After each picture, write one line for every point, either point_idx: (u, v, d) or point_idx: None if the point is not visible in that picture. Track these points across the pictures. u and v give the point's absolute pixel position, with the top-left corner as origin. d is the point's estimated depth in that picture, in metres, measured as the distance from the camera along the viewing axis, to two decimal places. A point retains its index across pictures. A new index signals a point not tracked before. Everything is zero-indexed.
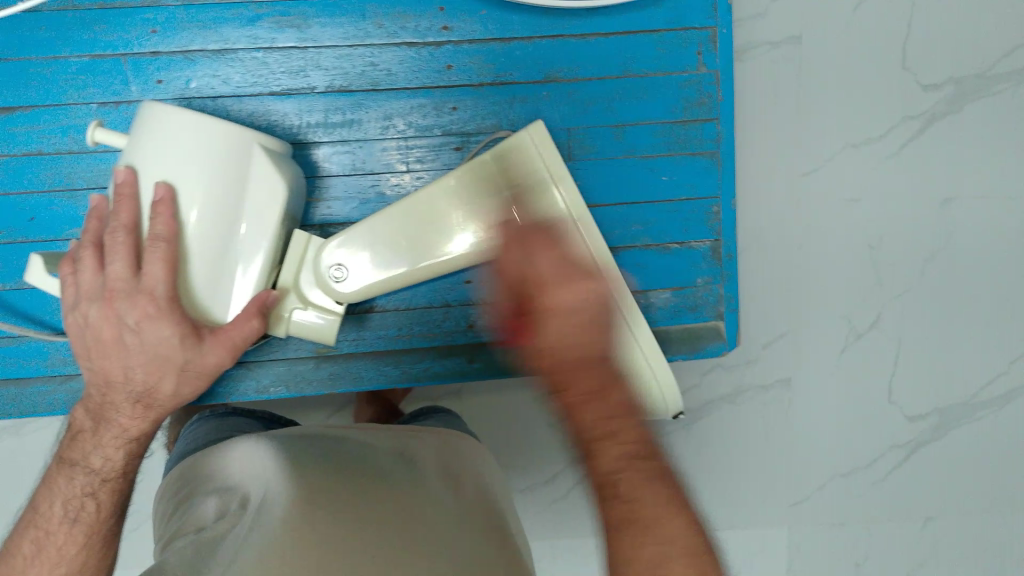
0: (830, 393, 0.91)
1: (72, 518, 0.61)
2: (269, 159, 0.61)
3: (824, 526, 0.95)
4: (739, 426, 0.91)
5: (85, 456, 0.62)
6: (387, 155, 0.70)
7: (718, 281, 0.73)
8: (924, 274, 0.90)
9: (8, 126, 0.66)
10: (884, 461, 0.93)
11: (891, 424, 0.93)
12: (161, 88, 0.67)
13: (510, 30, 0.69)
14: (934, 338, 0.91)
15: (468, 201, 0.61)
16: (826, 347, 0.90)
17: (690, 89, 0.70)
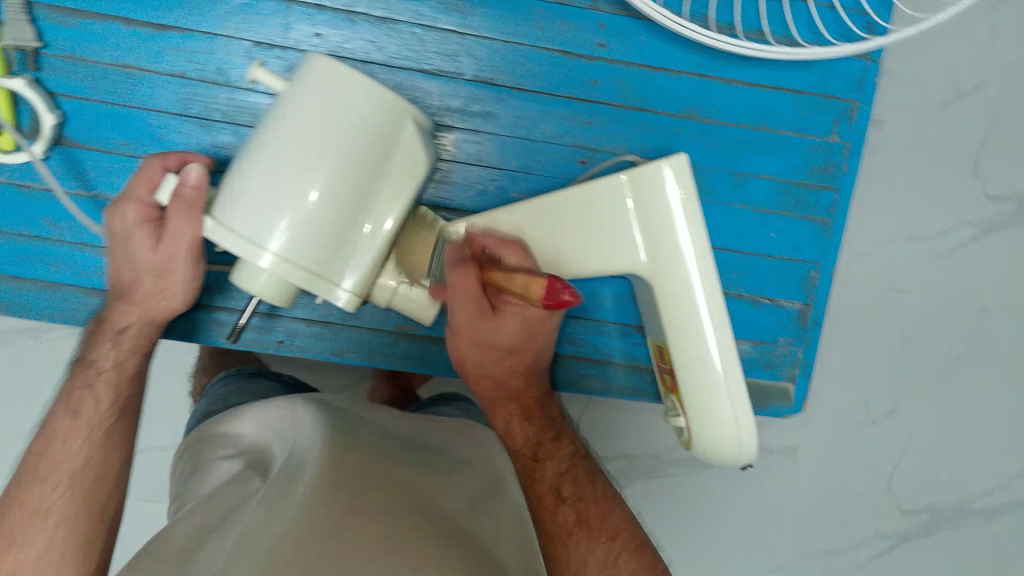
0: (830, 472, 0.97)
1: (75, 410, 0.64)
2: (418, 135, 0.62)
3: None
4: (734, 484, 0.96)
5: (85, 353, 0.66)
6: (513, 152, 0.71)
7: (798, 344, 0.75)
8: (945, 376, 0.95)
9: (159, 44, 0.67)
10: (866, 547, 0.98)
11: (883, 514, 0.98)
12: (317, 41, 0.67)
13: (662, 60, 0.70)
14: (940, 440, 0.97)
15: (593, 216, 0.63)
16: (838, 427, 0.95)
17: (818, 155, 0.72)
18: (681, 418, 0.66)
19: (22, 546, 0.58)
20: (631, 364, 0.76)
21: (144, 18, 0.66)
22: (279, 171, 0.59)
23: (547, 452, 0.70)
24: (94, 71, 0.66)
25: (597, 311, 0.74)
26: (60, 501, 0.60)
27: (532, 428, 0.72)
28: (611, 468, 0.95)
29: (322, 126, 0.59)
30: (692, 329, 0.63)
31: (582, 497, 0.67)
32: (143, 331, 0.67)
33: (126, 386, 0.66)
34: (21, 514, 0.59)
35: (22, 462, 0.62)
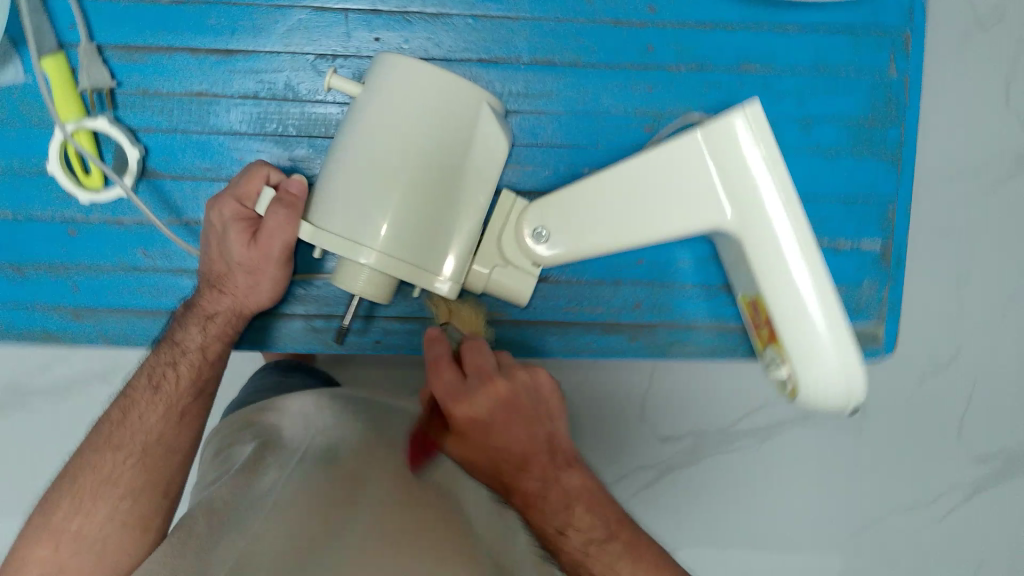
0: (900, 425, 0.94)
1: (155, 388, 0.67)
2: (496, 118, 0.64)
3: (878, 560, 0.97)
4: (803, 448, 0.95)
5: (173, 335, 0.68)
6: (577, 129, 0.72)
7: (882, 286, 0.76)
8: (1003, 314, 0.92)
9: (227, 67, 0.69)
10: (945, 499, 0.96)
11: (956, 462, 0.95)
12: (378, 45, 0.69)
13: (713, 16, 0.72)
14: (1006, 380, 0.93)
15: (671, 177, 0.64)
16: (903, 376, 0.93)
17: (879, 91, 0.74)
18: (783, 368, 0.67)
19: (89, 509, 0.61)
20: (719, 324, 0.76)
21: (209, 45, 0.68)
22: (370, 167, 0.61)
23: (569, 521, 0.60)
24: (169, 102, 0.69)
25: (676, 277, 0.75)
26: (125, 473, 0.63)
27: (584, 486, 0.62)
28: (679, 448, 0.94)
29: (407, 118, 0.61)
30: (784, 272, 0.64)
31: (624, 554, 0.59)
32: (230, 320, 0.69)
33: (206, 373, 0.68)
34: (92, 475, 0.63)
35: (100, 428, 0.66)
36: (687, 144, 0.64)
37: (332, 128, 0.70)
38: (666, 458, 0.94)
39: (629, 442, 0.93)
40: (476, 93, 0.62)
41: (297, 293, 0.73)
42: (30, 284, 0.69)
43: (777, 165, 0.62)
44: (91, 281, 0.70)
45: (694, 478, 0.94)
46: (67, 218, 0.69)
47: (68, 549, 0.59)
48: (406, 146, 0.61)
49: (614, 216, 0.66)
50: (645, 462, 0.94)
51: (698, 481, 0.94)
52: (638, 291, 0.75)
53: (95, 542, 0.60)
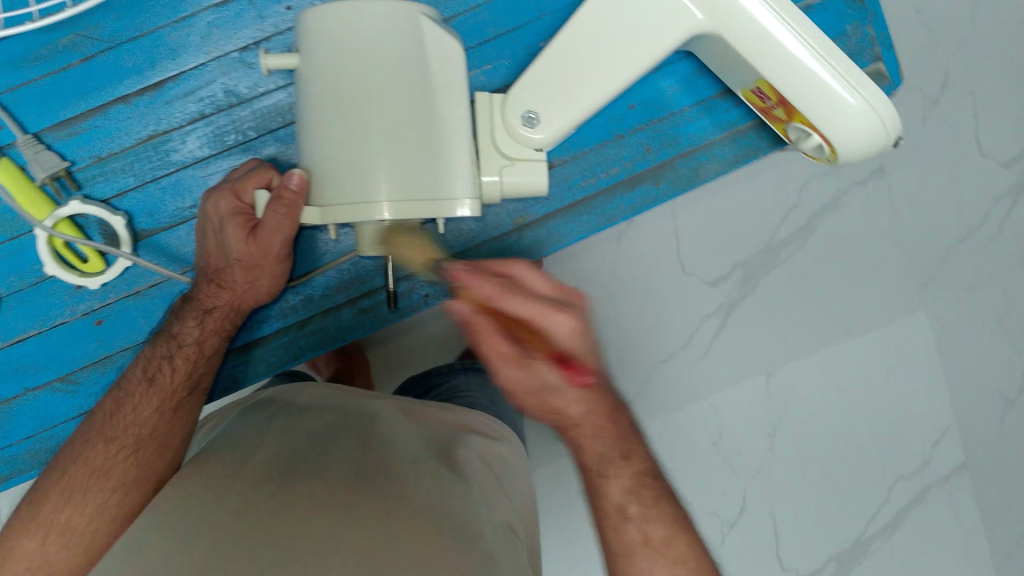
0: (925, 167, 0.97)
1: (150, 381, 0.64)
2: (436, 25, 0.61)
3: (957, 296, 0.99)
4: (847, 227, 0.96)
5: (170, 329, 0.66)
6: (517, 9, 0.70)
7: (866, 22, 0.74)
8: (974, 22, 0.95)
9: (164, 99, 0.67)
10: (997, 213, 0.98)
11: (991, 175, 0.97)
12: (292, 13, 0.67)
13: None
14: (1002, 83, 0.96)
15: (634, 5, 0.63)
16: (908, 119, 0.96)
17: None
18: (817, 135, 0.67)
19: (78, 501, 0.58)
20: (730, 130, 0.74)
21: (137, 86, 0.66)
22: (347, 126, 0.59)
23: (616, 465, 0.58)
24: (127, 158, 0.67)
25: (672, 104, 0.73)
26: (119, 466, 0.60)
27: (610, 437, 0.57)
28: (730, 286, 0.96)
29: (359, 67, 0.59)
30: (777, 46, 0.63)
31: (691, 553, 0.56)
32: (230, 316, 0.67)
33: (201, 367, 0.66)
34: (83, 469, 0.60)
35: (92, 422, 0.63)
36: None
37: (288, 113, 0.68)
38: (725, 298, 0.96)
39: (682, 297, 0.96)
40: (408, 11, 0.60)
41: (332, 282, 0.71)
42: (85, 387, 0.69)
43: None
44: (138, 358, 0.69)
45: (759, 302, 0.96)
46: (87, 311, 0.68)
47: (56, 543, 0.57)
48: (367, 89, 0.59)
49: (591, 68, 0.64)
50: (706, 309, 0.96)
51: (764, 302, 0.96)
52: (642, 135, 0.73)
53: (84, 534, 0.58)
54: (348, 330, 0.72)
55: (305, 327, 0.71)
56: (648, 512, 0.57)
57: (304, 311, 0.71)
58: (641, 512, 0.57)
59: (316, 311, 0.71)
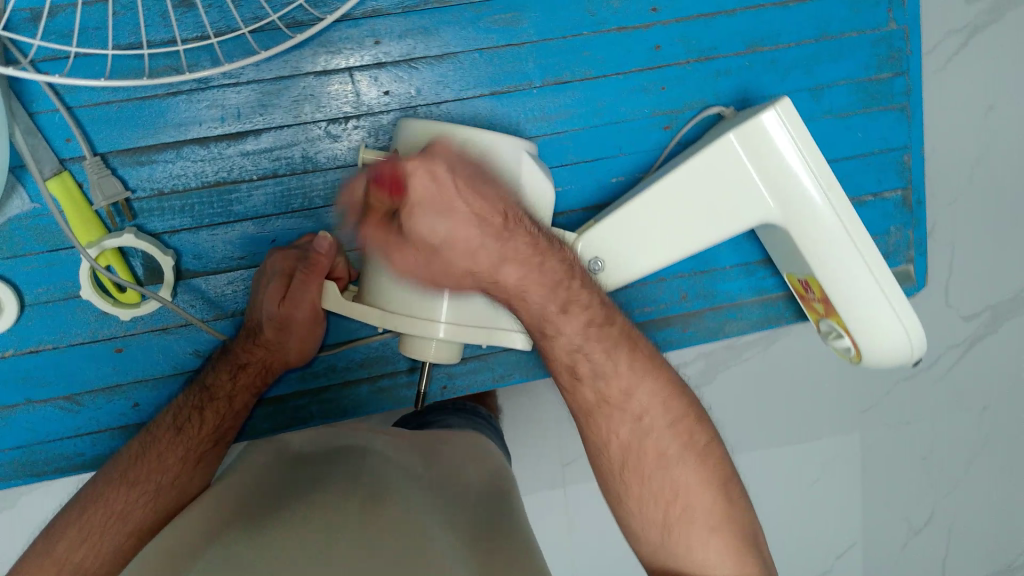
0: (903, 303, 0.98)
1: (177, 430, 0.64)
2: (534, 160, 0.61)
3: (891, 428, 1.04)
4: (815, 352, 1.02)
5: (202, 379, 0.67)
6: (598, 141, 0.72)
7: (908, 227, 0.78)
8: (969, 182, 0.95)
9: (241, 151, 0.66)
10: (944, 359, 1.02)
11: (950, 325, 1.00)
12: (389, 99, 0.67)
13: (715, 4, 0.71)
14: (984, 240, 0.97)
15: (719, 181, 0.65)
16: None
17: (882, 46, 0.74)
18: (846, 338, 0.69)
19: (94, 540, 0.58)
20: (763, 296, 0.77)
21: (217, 132, 0.65)
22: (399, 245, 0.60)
23: (557, 321, 0.57)
24: (189, 198, 0.66)
25: (718, 260, 0.76)
26: (139, 509, 0.60)
27: (548, 292, 0.55)
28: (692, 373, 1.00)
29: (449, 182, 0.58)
30: (838, 254, 0.65)
31: (662, 422, 0.57)
32: (259, 374, 0.68)
33: (228, 420, 0.67)
34: (103, 510, 0.59)
35: (116, 461, 0.63)
36: (723, 149, 0.64)
37: None
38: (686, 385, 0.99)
39: None
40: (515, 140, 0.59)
41: (359, 357, 0.71)
42: (90, 410, 0.68)
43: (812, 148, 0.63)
44: (149, 393, 0.69)
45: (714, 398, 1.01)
46: (108, 336, 0.67)
47: None
48: None
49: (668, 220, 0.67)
50: None
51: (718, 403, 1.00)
52: (682, 283, 0.76)
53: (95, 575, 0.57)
54: (364, 404, 0.72)
55: (320, 395, 0.72)
56: (600, 367, 0.57)
57: (323, 378, 0.72)
58: (593, 374, 0.57)
59: (335, 381, 0.72)
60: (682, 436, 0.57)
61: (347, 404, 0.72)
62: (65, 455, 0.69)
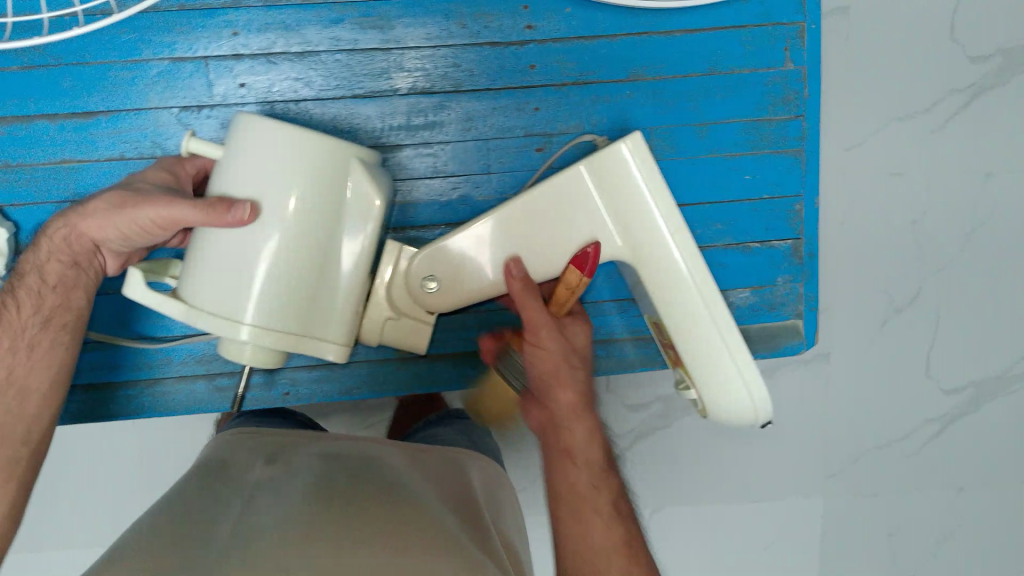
0: (877, 366, 0.90)
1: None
2: (365, 168, 0.60)
3: (858, 495, 0.95)
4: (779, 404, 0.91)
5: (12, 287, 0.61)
6: (467, 155, 0.69)
7: (798, 279, 0.74)
8: (964, 251, 0.87)
9: (90, 131, 0.66)
10: (919, 433, 0.93)
11: (928, 397, 0.92)
12: (244, 92, 0.66)
13: (596, 28, 0.68)
14: (969, 311, 0.89)
15: (561, 208, 0.62)
16: (865, 324, 0.89)
17: (775, 86, 0.70)
18: (692, 392, 0.64)
19: None
20: (637, 336, 0.75)
21: (68, 110, 0.65)
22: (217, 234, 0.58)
23: (574, 423, 0.63)
24: (35, 173, 0.66)
25: (591, 294, 0.74)
26: None
27: (569, 407, 0.63)
28: (648, 416, 0.91)
29: (272, 172, 0.57)
30: (681, 300, 0.61)
31: (608, 501, 0.60)
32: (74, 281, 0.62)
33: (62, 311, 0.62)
34: None
35: None
36: (570, 177, 0.61)
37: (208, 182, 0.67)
38: (635, 427, 0.91)
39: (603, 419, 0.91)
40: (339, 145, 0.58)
41: (197, 352, 0.70)
42: None
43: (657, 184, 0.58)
44: None
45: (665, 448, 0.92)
46: None
47: None
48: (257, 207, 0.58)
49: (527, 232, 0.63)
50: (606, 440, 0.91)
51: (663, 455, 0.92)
52: None
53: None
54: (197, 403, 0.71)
55: (154, 387, 0.70)
56: (578, 467, 0.61)
57: (157, 371, 0.70)
58: (579, 448, 0.62)
59: (169, 375, 0.70)
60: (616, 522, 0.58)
61: (179, 400, 0.70)
62: None
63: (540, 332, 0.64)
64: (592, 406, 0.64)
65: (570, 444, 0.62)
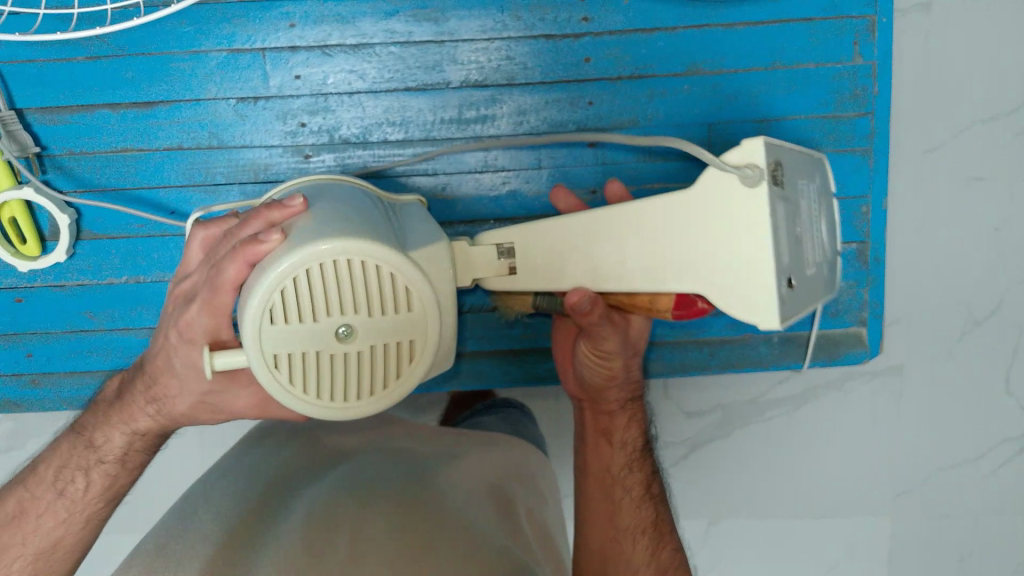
0: (952, 380, 0.81)
1: (58, 490, 0.49)
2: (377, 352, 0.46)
3: (924, 521, 0.84)
4: (841, 417, 0.82)
5: (92, 433, 0.50)
6: (519, 150, 0.69)
7: (862, 285, 0.71)
8: None
9: (149, 121, 0.67)
10: (997, 453, 0.82)
11: (1005, 415, 0.81)
12: (299, 83, 0.66)
13: (654, 20, 0.66)
14: None
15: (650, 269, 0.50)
16: (938, 333, 0.80)
17: (844, 81, 0.67)
18: None
19: None
20: (691, 338, 0.73)
21: (128, 99, 0.66)
22: None
23: (618, 437, 0.61)
24: (96, 161, 0.68)
25: None
26: None
27: (612, 413, 0.62)
28: (705, 424, 0.83)
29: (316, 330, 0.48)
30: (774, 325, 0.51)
31: (640, 511, 0.58)
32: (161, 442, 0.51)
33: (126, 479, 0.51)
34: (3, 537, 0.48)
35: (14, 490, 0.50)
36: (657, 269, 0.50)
37: (261, 172, 0.68)
38: (689, 436, 0.84)
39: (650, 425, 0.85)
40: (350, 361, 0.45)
41: None
42: None
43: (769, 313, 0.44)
44: (42, 343, 0.72)
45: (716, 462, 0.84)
46: (10, 286, 0.71)
47: None
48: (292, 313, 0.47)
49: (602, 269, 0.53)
50: None
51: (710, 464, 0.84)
52: None
53: None
54: None
55: None
56: (614, 467, 0.60)
57: None
58: (622, 464, 0.60)
59: None
60: (643, 520, 0.58)
61: None
62: None
63: (597, 375, 0.60)
64: (640, 411, 0.62)
65: (606, 453, 0.61)
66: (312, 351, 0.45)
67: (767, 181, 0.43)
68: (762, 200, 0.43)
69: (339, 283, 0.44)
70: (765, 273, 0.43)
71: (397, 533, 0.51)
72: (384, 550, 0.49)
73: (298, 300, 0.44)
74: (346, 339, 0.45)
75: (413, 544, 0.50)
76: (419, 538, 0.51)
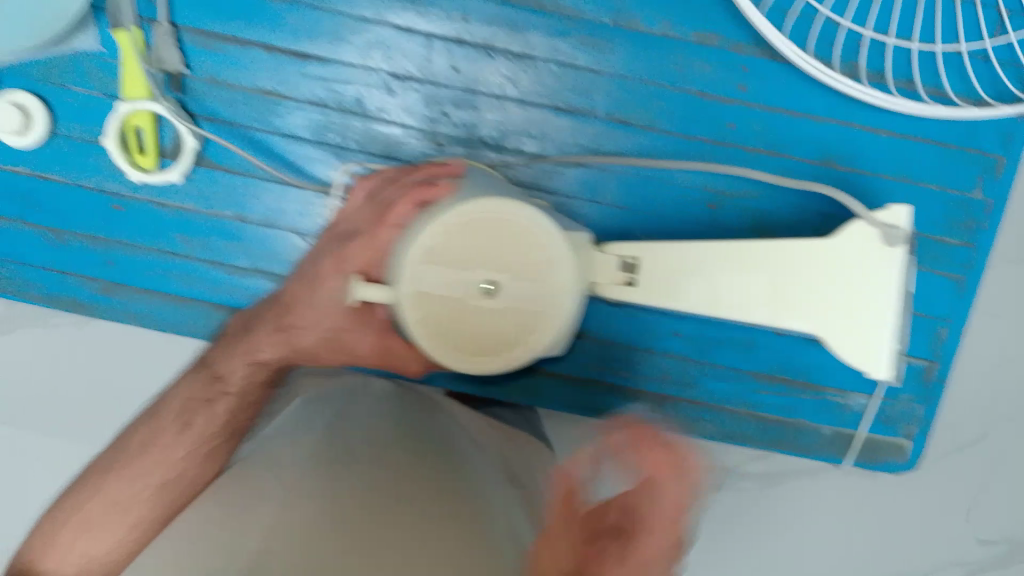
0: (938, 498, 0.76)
1: (184, 423, 0.59)
2: (511, 313, 0.50)
3: None
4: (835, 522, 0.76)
5: (215, 368, 0.60)
6: (638, 193, 0.69)
7: (920, 402, 0.74)
8: None
9: (300, 69, 0.67)
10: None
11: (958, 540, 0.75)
12: (456, 74, 0.67)
13: (805, 105, 0.68)
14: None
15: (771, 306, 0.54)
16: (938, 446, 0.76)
17: (959, 210, 0.70)
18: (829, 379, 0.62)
19: (120, 506, 0.57)
20: (746, 408, 0.74)
21: (287, 44, 0.67)
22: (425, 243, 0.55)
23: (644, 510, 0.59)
24: (235, 94, 0.68)
25: (712, 355, 0.73)
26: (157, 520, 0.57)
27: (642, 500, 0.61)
28: None
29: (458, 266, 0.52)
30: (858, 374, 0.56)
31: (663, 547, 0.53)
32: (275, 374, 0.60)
33: (244, 413, 0.60)
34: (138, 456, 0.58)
35: (151, 417, 0.60)
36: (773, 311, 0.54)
37: (392, 149, 0.69)
38: None
39: None
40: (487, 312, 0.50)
41: None
42: (67, 251, 0.70)
43: (877, 353, 0.52)
44: (127, 258, 0.70)
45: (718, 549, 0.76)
46: (112, 191, 0.69)
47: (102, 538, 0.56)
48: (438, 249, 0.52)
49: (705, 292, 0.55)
50: None
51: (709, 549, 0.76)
52: (667, 361, 0.73)
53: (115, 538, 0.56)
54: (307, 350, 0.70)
55: None
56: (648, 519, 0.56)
57: None
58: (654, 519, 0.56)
59: None
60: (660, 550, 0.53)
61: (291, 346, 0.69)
62: (32, 284, 0.70)
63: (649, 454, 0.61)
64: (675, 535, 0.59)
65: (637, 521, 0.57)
66: (458, 297, 0.49)
67: (903, 242, 0.52)
68: (891, 256, 0.52)
69: (497, 241, 0.50)
70: (881, 323, 0.52)
71: (439, 508, 0.48)
72: (421, 523, 0.47)
73: (458, 248, 0.49)
74: (490, 295, 0.49)
75: (453, 520, 0.48)
76: (462, 517, 0.48)
